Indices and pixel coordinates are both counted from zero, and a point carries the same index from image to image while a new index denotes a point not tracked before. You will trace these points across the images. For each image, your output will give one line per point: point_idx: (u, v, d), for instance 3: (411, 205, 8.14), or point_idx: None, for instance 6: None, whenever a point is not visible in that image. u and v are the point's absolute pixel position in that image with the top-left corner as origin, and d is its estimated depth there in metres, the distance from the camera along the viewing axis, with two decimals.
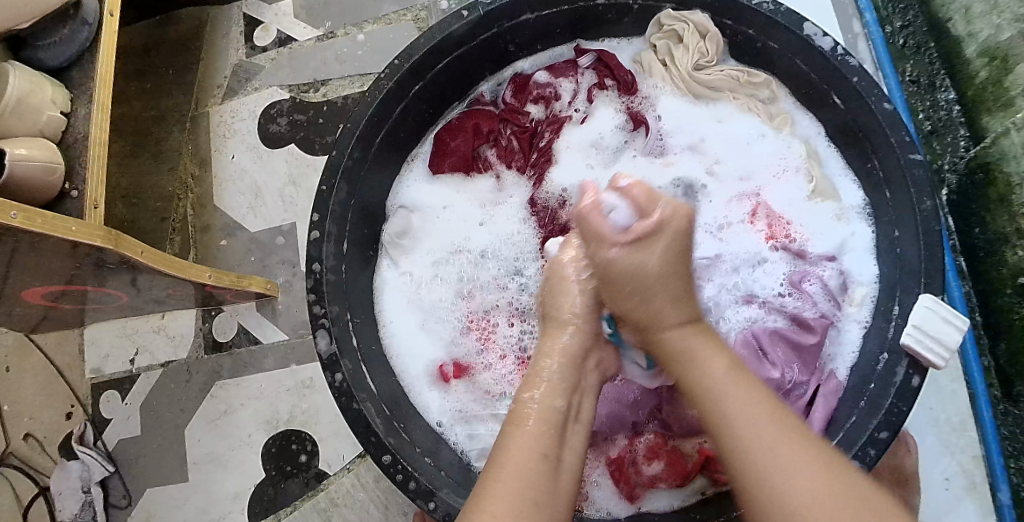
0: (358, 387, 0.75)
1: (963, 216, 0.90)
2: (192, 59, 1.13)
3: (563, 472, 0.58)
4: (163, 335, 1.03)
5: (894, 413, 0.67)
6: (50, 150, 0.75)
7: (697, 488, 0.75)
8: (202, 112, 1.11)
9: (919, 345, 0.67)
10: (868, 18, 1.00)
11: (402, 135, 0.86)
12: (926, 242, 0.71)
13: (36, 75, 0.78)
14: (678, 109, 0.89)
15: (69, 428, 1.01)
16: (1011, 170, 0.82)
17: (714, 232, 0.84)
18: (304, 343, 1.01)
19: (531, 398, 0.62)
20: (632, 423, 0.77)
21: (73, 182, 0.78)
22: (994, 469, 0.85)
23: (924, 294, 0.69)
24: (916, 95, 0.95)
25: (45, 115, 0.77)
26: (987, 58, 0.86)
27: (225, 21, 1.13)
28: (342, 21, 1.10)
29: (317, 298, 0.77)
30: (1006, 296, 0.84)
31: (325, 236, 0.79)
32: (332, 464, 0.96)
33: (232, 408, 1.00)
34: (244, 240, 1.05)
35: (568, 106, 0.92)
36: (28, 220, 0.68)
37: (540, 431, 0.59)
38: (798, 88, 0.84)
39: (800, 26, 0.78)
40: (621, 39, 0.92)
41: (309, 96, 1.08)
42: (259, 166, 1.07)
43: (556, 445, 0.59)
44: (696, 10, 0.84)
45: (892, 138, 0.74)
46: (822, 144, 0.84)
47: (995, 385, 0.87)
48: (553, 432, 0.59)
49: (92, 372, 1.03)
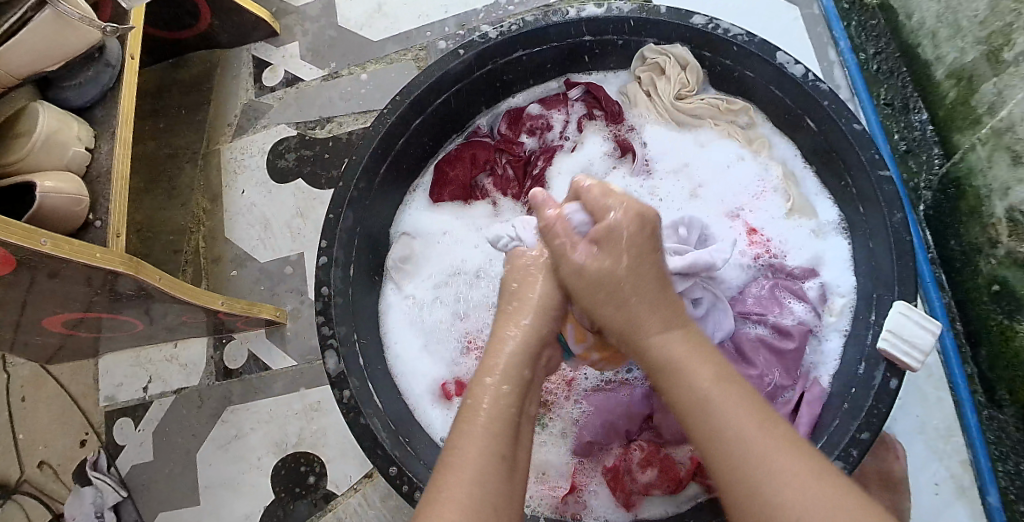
0: (365, 403, 0.79)
1: (938, 230, 0.94)
2: (203, 99, 1.19)
3: (517, 477, 0.57)
4: (175, 364, 1.07)
5: (875, 415, 0.71)
6: (76, 184, 0.81)
7: (692, 495, 0.78)
8: (212, 149, 1.16)
9: (895, 350, 0.72)
10: (842, 46, 1.04)
11: (405, 166, 0.92)
12: (898, 251, 0.76)
13: (61, 113, 0.84)
14: (662, 137, 0.94)
15: (83, 455, 1.05)
16: (979, 184, 0.85)
17: None
18: (312, 367, 1.04)
19: (491, 382, 0.63)
20: (625, 432, 0.80)
21: (97, 213, 0.85)
22: (981, 471, 0.87)
23: (897, 301, 0.75)
24: (891, 117, 0.99)
25: (72, 150, 0.84)
26: (954, 79, 0.89)
27: (235, 63, 1.20)
28: (345, 62, 1.16)
29: (326, 319, 0.82)
30: (983, 304, 0.87)
31: (333, 261, 0.83)
32: (339, 484, 1.00)
33: (243, 432, 1.03)
34: (255, 270, 1.10)
35: (559, 136, 0.97)
36: (57, 247, 0.75)
37: (491, 430, 0.59)
38: (777, 116, 0.90)
39: (773, 55, 0.84)
40: (608, 72, 0.98)
41: (315, 132, 1.14)
42: (268, 200, 1.13)
43: (512, 444, 0.59)
44: (677, 44, 0.90)
45: (863, 157, 0.79)
46: (798, 166, 0.90)
47: (980, 392, 0.90)
48: (507, 431, 0.59)
49: (105, 400, 1.07)
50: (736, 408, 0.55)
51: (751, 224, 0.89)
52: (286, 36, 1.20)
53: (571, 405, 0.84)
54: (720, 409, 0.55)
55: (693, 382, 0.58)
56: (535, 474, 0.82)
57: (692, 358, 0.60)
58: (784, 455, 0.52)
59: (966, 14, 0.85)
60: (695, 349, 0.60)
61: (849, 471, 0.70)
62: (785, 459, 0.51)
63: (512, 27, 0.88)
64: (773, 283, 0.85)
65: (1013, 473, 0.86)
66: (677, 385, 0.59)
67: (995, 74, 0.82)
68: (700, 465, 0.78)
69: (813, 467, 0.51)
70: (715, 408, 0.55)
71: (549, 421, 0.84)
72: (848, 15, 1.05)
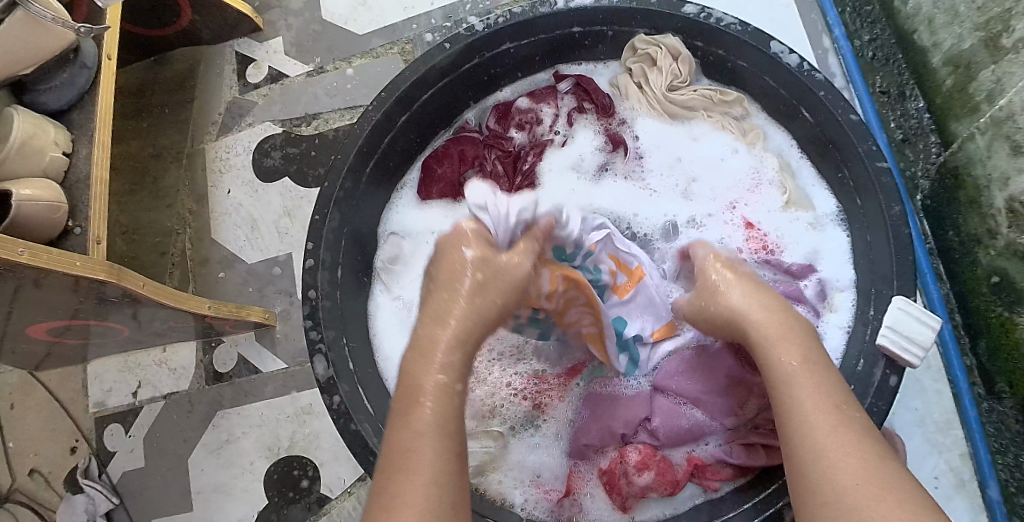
0: (355, 408, 0.78)
1: (936, 221, 0.92)
2: (187, 98, 1.16)
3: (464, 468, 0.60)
4: (164, 368, 1.06)
5: (875, 413, 0.70)
6: (53, 190, 0.79)
7: (688, 496, 0.78)
8: (197, 148, 1.14)
9: (896, 346, 0.71)
10: (837, 33, 1.02)
11: (391, 163, 0.89)
12: (897, 246, 0.75)
13: (37, 118, 0.82)
14: (655, 130, 0.93)
15: (73, 461, 1.04)
16: (978, 174, 0.83)
17: (692, 229, 0.89)
18: (303, 370, 1.03)
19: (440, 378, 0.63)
20: (620, 434, 0.78)
21: (76, 219, 0.82)
22: (981, 464, 0.86)
23: (896, 296, 0.73)
24: (887, 105, 0.98)
25: (48, 155, 0.81)
26: (951, 66, 0.87)
27: (218, 59, 1.17)
28: (331, 57, 1.14)
29: (314, 323, 0.80)
30: (982, 295, 0.86)
31: (320, 264, 0.82)
32: (333, 488, 0.98)
33: (234, 437, 1.02)
34: (243, 271, 1.08)
35: (549, 130, 0.94)
36: (35, 257, 0.73)
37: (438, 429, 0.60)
38: (771, 106, 0.88)
39: (767, 45, 0.82)
40: (598, 63, 0.95)
41: (301, 130, 1.12)
42: (254, 200, 1.10)
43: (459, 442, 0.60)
44: (668, 34, 0.88)
45: (860, 148, 0.78)
46: (794, 156, 0.89)
47: (979, 384, 0.88)
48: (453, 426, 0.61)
49: (95, 406, 1.06)
50: (812, 395, 0.60)
51: (747, 218, 0.88)
52: (269, 32, 1.17)
53: (564, 405, 0.84)
54: (800, 393, 0.61)
55: (779, 358, 0.64)
56: (528, 477, 0.81)
57: (782, 339, 0.65)
58: (847, 449, 0.57)
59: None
60: (788, 332, 0.65)
61: None
62: (844, 442, 0.57)
63: (499, 19, 0.85)
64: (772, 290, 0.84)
65: (1011, 466, 0.85)
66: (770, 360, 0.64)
67: (994, 61, 0.80)
68: (697, 467, 0.77)
69: (874, 468, 0.55)
70: (796, 389, 0.61)
71: (543, 423, 0.83)
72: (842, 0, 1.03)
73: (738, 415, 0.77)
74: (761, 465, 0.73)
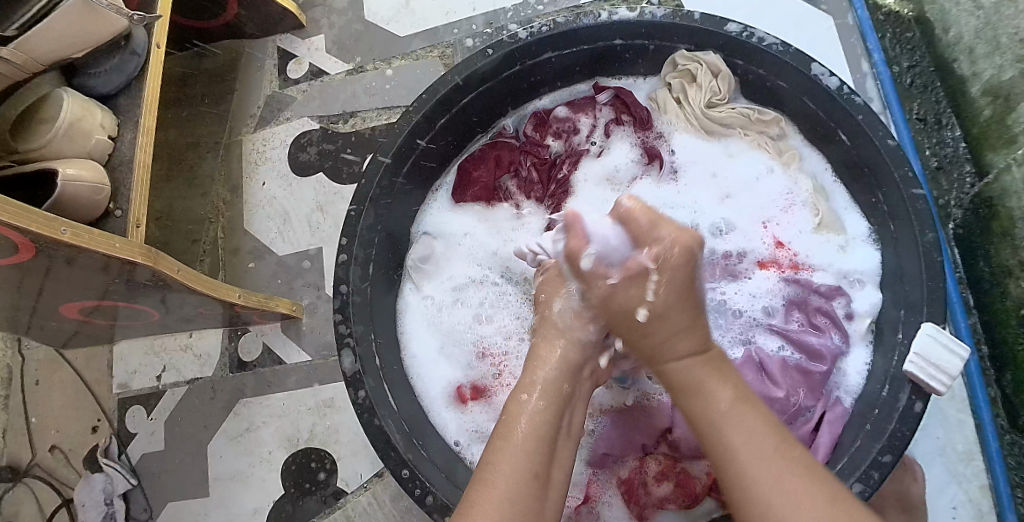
0: (379, 403, 0.79)
1: (968, 250, 0.92)
2: (227, 90, 1.18)
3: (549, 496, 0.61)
4: (190, 354, 1.07)
5: (898, 438, 0.71)
6: (97, 172, 0.81)
7: (706, 511, 0.77)
8: (235, 140, 1.16)
9: (922, 374, 0.72)
10: (875, 58, 1.01)
11: (428, 164, 0.91)
12: (929, 275, 0.75)
13: (86, 101, 0.84)
14: (691, 145, 0.93)
15: (94, 440, 1.05)
16: (1013, 205, 0.84)
17: (721, 237, 0.89)
18: (327, 364, 1.04)
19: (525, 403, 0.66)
20: (642, 445, 0.80)
21: (117, 202, 0.84)
22: (1001, 496, 0.85)
23: (926, 323, 0.74)
24: (923, 133, 0.97)
25: (93, 138, 0.83)
26: (990, 96, 0.87)
27: (259, 54, 1.19)
28: (371, 57, 1.16)
29: (344, 318, 0.81)
30: (1011, 327, 0.86)
31: (352, 260, 0.83)
32: (349, 482, 0.99)
33: (255, 426, 1.03)
34: (272, 263, 1.09)
35: (585, 140, 0.95)
36: (76, 237, 0.74)
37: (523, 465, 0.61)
38: (806, 127, 0.89)
39: (808, 66, 0.83)
40: (638, 77, 0.96)
41: (338, 127, 1.13)
42: (288, 194, 1.12)
43: (545, 464, 0.63)
44: (709, 51, 0.89)
45: (896, 174, 0.78)
46: (829, 180, 0.89)
47: (1002, 416, 0.89)
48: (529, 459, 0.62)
49: (118, 387, 1.07)
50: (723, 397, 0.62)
51: (779, 237, 0.88)
52: (312, 29, 1.19)
53: (585, 418, 0.83)
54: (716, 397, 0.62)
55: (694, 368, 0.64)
56: None
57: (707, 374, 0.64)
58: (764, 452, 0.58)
59: (1007, 30, 0.83)
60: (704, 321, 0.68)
61: (870, 494, 0.70)
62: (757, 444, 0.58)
63: (542, 28, 0.86)
64: (801, 302, 0.84)
65: None
66: (695, 396, 0.63)
67: None
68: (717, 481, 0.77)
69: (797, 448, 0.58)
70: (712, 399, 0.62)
71: None
72: (882, 26, 1.03)
73: None
74: None
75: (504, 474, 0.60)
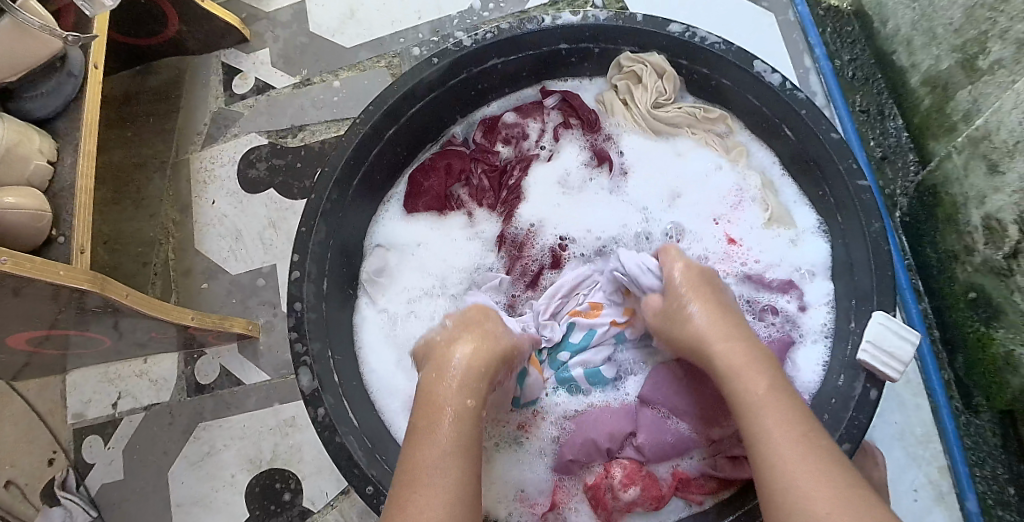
0: (340, 420, 0.77)
1: (914, 237, 0.94)
2: (172, 108, 1.16)
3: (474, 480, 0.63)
4: (146, 380, 1.04)
5: (855, 426, 0.72)
6: (37, 199, 0.79)
7: (673, 509, 0.79)
8: (182, 158, 1.14)
9: (875, 361, 0.73)
10: (818, 53, 1.03)
11: (378, 176, 0.90)
12: (877, 264, 0.76)
13: (22, 126, 0.81)
14: (639, 145, 0.93)
15: (51, 474, 1.01)
16: (956, 192, 0.85)
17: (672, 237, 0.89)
18: (287, 382, 1.02)
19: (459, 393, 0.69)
20: (607, 450, 0.78)
21: (60, 228, 0.82)
22: (959, 476, 0.87)
23: (877, 312, 0.75)
24: (866, 124, 0.99)
25: (32, 163, 0.81)
26: (929, 87, 0.89)
27: (203, 70, 1.17)
28: (318, 69, 1.14)
29: (299, 335, 0.80)
30: (960, 311, 0.88)
31: (305, 276, 0.81)
32: (315, 501, 0.98)
33: (216, 449, 1.01)
34: (226, 282, 1.07)
35: (535, 145, 0.95)
36: (19, 266, 0.72)
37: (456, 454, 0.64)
38: (754, 123, 0.90)
39: (750, 64, 0.84)
40: (584, 79, 0.96)
41: (287, 142, 1.12)
42: (239, 211, 1.10)
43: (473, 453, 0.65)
44: (654, 52, 0.89)
45: (841, 166, 0.79)
46: (777, 173, 0.90)
47: (957, 397, 0.90)
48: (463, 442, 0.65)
49: (73, 418, 1.04)
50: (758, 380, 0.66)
51: (731, 233, 0.88)
52: (256, 43, 1.17)
53: (547, 424, 0.83)
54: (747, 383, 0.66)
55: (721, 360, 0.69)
56: (513, 492, 0.81)
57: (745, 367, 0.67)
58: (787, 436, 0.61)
59: (942, 22, 0.85)
60: (751, 362, 0.67)
61: None
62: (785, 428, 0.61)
63: (487, 35, 0.86)
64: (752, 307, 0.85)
65: (989, 478, 0.88)
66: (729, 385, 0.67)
67: (971, 82, 0.82)
68: (681, 481, 0.78)
69: (836, 503, 0.56)
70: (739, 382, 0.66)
71: (529, 439, 0.82)
72: (823, 21, 1.04)
73: (723, 428, 0.78)
74: (745, 477, 0.75)
75: (434, 471, 0.62)
